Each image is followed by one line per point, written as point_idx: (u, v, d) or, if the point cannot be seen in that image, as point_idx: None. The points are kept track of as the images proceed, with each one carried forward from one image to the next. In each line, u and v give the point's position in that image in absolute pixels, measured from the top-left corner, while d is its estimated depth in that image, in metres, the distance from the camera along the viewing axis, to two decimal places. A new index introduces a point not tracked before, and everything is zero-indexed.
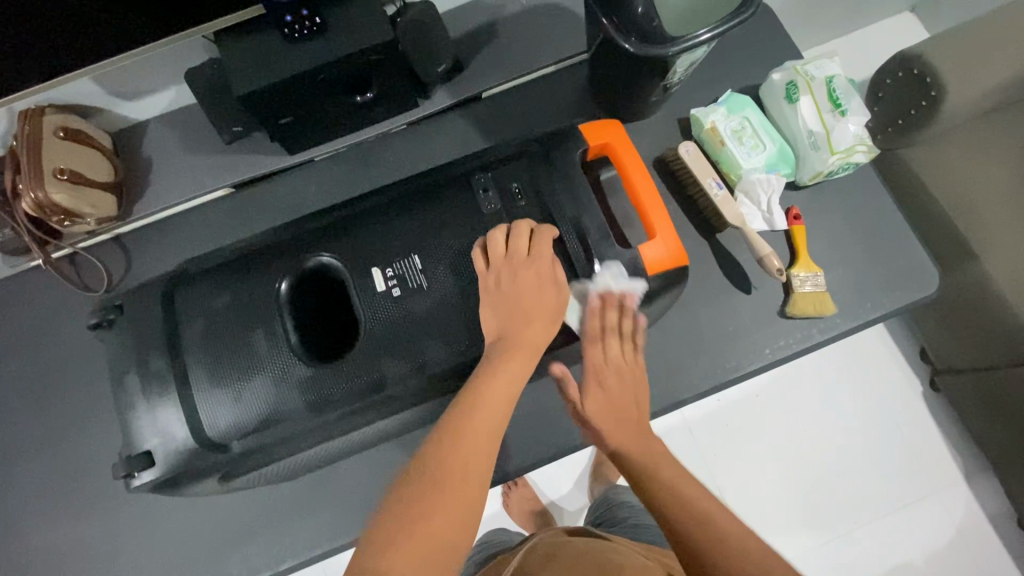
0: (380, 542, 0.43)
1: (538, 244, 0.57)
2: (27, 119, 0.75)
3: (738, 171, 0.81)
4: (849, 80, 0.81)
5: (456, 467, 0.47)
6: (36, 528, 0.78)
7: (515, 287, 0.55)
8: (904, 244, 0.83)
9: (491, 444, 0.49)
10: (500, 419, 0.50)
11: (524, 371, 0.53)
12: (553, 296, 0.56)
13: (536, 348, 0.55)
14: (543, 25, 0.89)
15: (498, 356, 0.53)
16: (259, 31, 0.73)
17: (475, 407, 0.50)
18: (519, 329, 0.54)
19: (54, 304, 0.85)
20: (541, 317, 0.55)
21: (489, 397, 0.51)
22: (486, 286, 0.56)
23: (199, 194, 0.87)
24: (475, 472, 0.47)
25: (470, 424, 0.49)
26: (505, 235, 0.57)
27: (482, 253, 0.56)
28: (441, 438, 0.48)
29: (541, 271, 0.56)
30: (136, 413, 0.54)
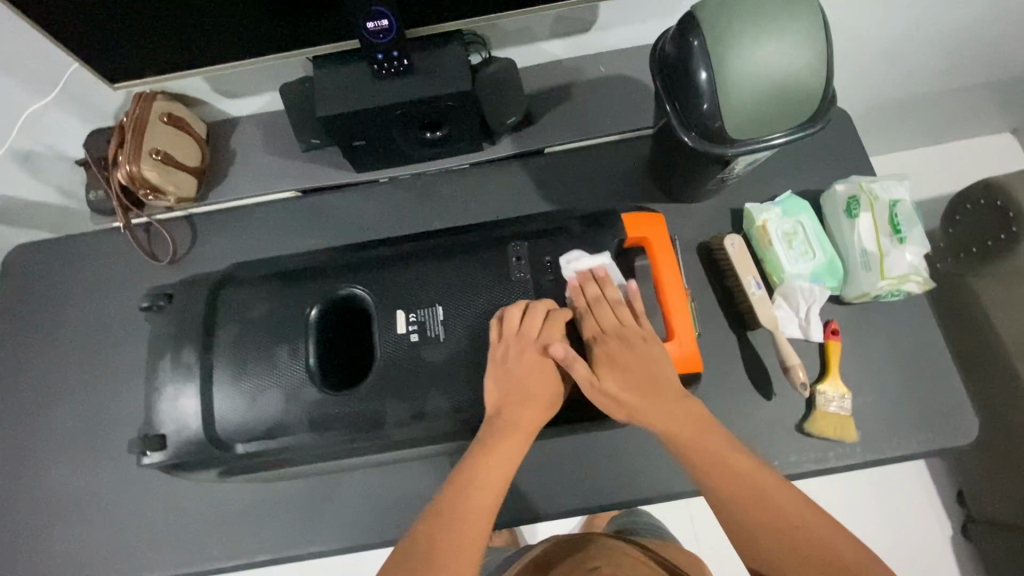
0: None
1: (548, 329, 0.59)
2: (139, 102, 0.85)
3: (780, 274, 0.80)
4: (915, 208, 0.79)
5: (447, 552, 0.49)
6: (57, 464, 0.85)
7: (520, 371, 0.58)
8: (945, 385, 0.79)
9: (480, 530, 0.52)
10: (487, 506, 0.53)
11: (513, 458, 0.56)
12: (553, 384, 0.59)
13: (528, 431, 0.57)
14: (616, 96, 0.93)
15: (493, 437, 0.56)
16: (353, 62, 0.80)
17: (468, 492, 0.53)
18: (514, 410, 0.57)
19: (123, 265, 0.94)
20: (539, 403, 0.58)
21: (480, 480, 0.54)
22: (491, 360, 0.58)
23: (270, 192, 0.94)
24: (464, 554, 0.50)
25: (463, 507, 0.52)
26: (520, 312, 0.60)
27: (498, 323, 0.59)
28: (433, 519, 0.52)
29: (545, 353, 0.59)
30: (158, 396, 0.58)
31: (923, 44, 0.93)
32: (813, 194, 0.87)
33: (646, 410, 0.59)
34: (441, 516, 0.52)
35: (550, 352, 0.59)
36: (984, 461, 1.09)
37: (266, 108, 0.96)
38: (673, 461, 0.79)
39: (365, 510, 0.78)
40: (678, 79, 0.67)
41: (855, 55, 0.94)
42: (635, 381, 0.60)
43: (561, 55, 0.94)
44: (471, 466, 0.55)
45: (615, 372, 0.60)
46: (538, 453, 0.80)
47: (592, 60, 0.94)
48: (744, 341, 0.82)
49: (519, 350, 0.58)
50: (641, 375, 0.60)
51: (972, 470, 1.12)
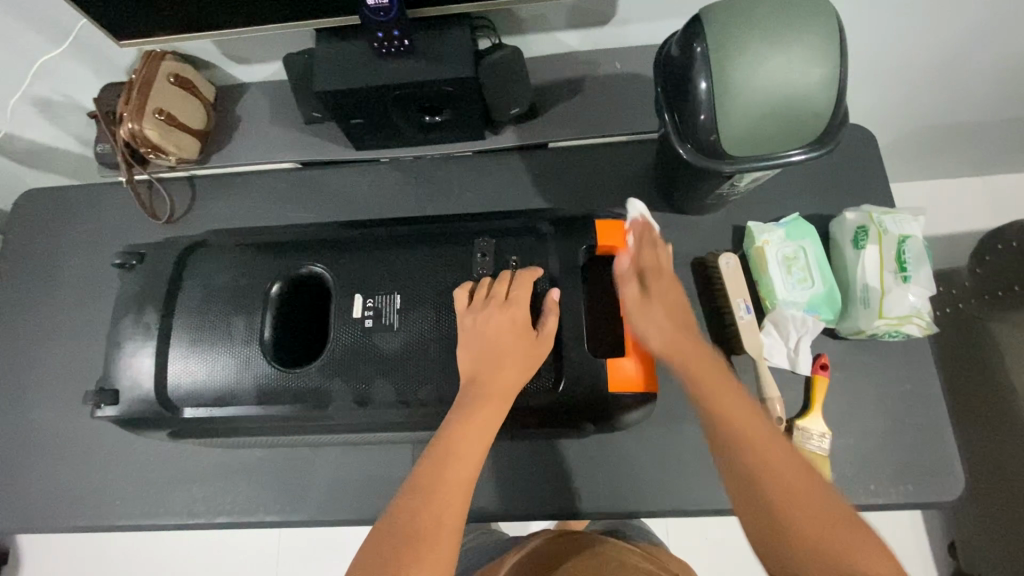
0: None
1: (516, 291, 0.59)
2: (148, 61, 0.86)
3: (773, 300, 0.76)
4: (926, 246, 0.74)
5: (430, 521, 0.48)
6: (40, 403, 0.87)
7: (490, 331, 0.56)
8: (934, 436, 0.74)
9: (461, 501, 0.50)
10: (470, 474, 0.51)
11: (494, 419, 0.54)
12: (528, 343, 0.57)
13: (508, 393, 0.55)
14: (628, 96, 0.89)
15: (471, 403, 0.54)
16: (354, 39, 0.78)
17: (448, 460, 0.51)
18: (489, 372, 0.55)
19: (125, 220, 0.96)
20: (513, 364, 0.56)
21: (460, 450, 0.52)
22: (461, 328, 0.57)
23: (269, 161, 0.94)
24: (448, 524, 0.48)
25: (443, 476, 0.50)
26: (489, 280, 0.60)
27: (465, 293, 0.58)
28: (412, 492, 0.49)
29: (517, 316, 0.57)
30: (118, 352, 0.59)
31: (970, 69, 0.86)
32: (822, 219, 0.83)
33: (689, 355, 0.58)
34: (421, 491, 0.49)
35: (521, 314, 0.58)
36: (980, 515, 1.04)
37: (275, 76, 0.95)
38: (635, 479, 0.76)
39: (323, 489, 0.78)
40: (677, 85, 0.63)
41: (894, 74, 0.88)
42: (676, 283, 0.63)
43: (576, 48, 0.90)
44: (448, 433, 0.53)
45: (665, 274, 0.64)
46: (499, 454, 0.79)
47: (609, 56, 0.90)
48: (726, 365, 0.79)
49: (488, 314, 0.57)
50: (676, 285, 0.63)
51: (969, 523, 1.06)
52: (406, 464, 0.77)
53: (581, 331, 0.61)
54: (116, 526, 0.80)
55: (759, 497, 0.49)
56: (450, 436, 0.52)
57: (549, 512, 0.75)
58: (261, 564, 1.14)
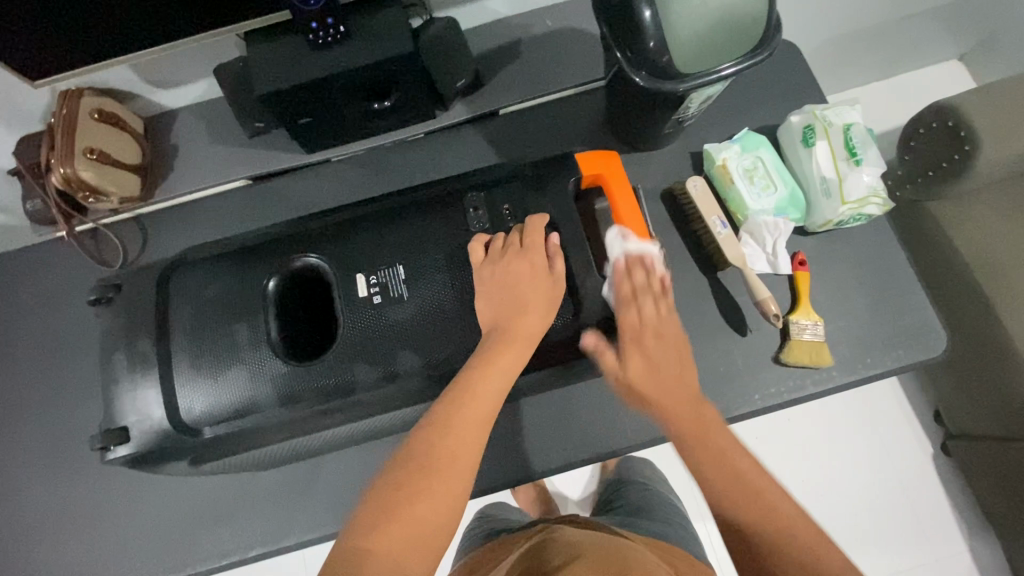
0: (369, 521, 0.45)
1: (530, 237, 0.59)
2: (66, 99, 0.80)
3: (745, 210, 0.80)
4: (868, 130, 0.80)
5: (443, 454, 0.49)
6: (25, 485, 0.81)
7: (509, 280, 0.56)
8: (911, 301, 0.81)
9: (478, 442, 0.50)
10: (489, 412, 0.52)
11: (518, 359, 0.54)
12: (547, 285, 0.57)
13: (531, 339, 0.55)
14: (566, 49, 0.91)
15: (494, 347, 0.54)
16: (286, 36, 0.76)
17: (466, 397, 0.51)
18: (512, 320, 0.55)
19: (73, 276, 0.90)
20: (535, 309, 0.56)
21: (481, 387, 0.52)
22: (479, 281, 0.57)
23: (218, 182, 0.90)
24: (464, 459, 0.49)
25: (462, 413, 0.51)
26: (502, 233, 0.60)
27: (480, 247, 0.58)
28: (429, 427, 0.50)
29: (534, 261, 0.58)
30: (118, 389, 0.56)
31: None
32: (771, 130, 0.87)
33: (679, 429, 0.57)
34: (439, 423, 0.50)
35: (537, 259, 0.58)
36: (959, 376, 1.13)
37: (205, 96, 0.92)
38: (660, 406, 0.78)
39: (354, 494, 0.76)
40: (621, 17, 0.65)
41: None
42: (658, 349, 0.60)
43: (505, 13, 0.91)
44: (472, 373, 0.53)
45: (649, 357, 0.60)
46: (520, 417, 0.79)
47: (539, 15, 0.92)
48: (715, 281, 0.82)
49: (506, 263, 0.57)
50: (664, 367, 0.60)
51: (949, 384, 1.16)
52: None
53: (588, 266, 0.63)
54: None
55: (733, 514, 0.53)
56: (471, 375, 0.53)
57: (583, 457, 0.77)
58: None
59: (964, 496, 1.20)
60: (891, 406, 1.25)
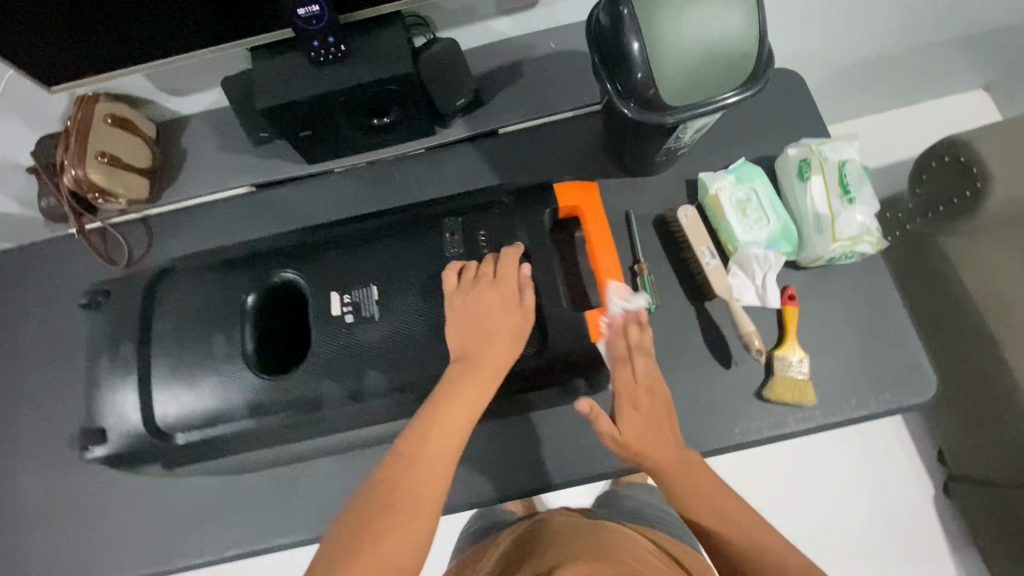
0: (335, 561, 0.46)
1: (503, 268, 0.60)
2: (82, 105, 0.84)
3: (734, 242, 0.80)
4: (864, 167, 0.79)
5: (406, 491, 0.50)
6: (22, 471, 0.84)
7: (480, 310, 0.58)
8: (903, 343, 0.79)
9: (442, 473, 0.52)
10: (454, 445, 0.53)
11: (484, 392, 0.55)
12: (517, 316, 0.58)
13: (498, 369, 0.57)
14: (567, 71, 0.92)
15: (459, 379, 0.55)
16: (289, 52, 0.78)
17: (430, 432, 0.53)
18: (480, 350, 0.56)
19: (83, 272, 0.94)
20: (504, 339, 0.58)
21: (444, 422, 0.53)
22: (451, 309, 0.58)
23: (223, 189, 0.93)
24: (428, 494, 0.51)
25: (425, 448, 0.52)
26: (475, 262, 0.61)
27: (455, 275, 0.59)
28: (393, 464, 0.52)
29: (505, 292, 0.59)
30: (100, 392, 0.59)
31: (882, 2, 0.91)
32: (768, 161, 0.87)
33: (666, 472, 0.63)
34: (403, 461, 0.52)
35: (509, 289, 0.60)
36: (962, 417, 1.10)
37: (215, 104, 0.95)
38: None
39: (330, 501, 0.77)
40: (611, 48, 0.66)
41: (813, 16, 0.92)
42: (648, 412, 0.65)
43: (509, 33, 0.92)
44: (435, 408, 0.54)
45: (638, 418, 0.64)
46: (498, 437, 0.79)
47: (542, 37, 0.93)
48: (702, 311, 0.82)
49: (478, 295, 0.58)
50: (652, 423, 0.65)
51: (952, 425, 1.13)
52: None
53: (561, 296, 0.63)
54: None
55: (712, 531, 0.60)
56: (435, 411, 0.54)
57: (558, 481, 0.77)
58: None
59: (964, 541, 1.17)
60: (891, 444, 1.22)
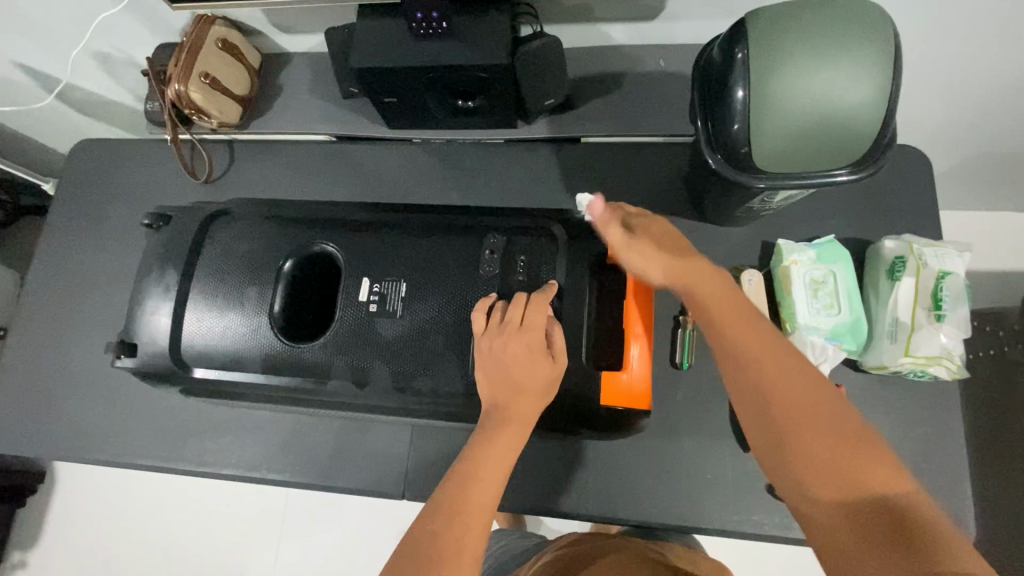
0: None
1: (531, 316, 0.56)
2: (199, 24, 0.88)
3: (794, 322, 0.73)
4: (969, 285, 0.69)
5: (450, 543, 0.46)
6: (75, 341, 0.93)
7: (504, 359, 0.55)
8: (954, 484, 0.71)
9: (481, 524, 0.49)
10: (490, 497, 0.51)
11: (515, 443, 0.54)
12: (546, 369, 0.56)
13: (527, 421, 0.55)
14: (668, 95, 0.86)
15: (490, 428, 0.54)
16: (393, 17, 0.78)
17: (468, 483, 0.51)
18: (510, 399, 0.55)
19: (166, 176, 1.00)
20: (532, 392, 0.55)
21: (479, 473, 0.51)
22: (476, 351, 0.56)
23: (305, 132, 0.96)
24: (470, 543, 0.47)
25: (465, 499, 0.49)
26: (504, 303, 0.58)
27: (483, 314, 0.57)
28: (434, 515, 0.48)
29: (531, 342, 0.56)
30: (140, 307, 0.63)
31: None
32: (859, 245, 0.78)
33: (696, 283, 0.54)
34: (446, 509, 0.49)
35: (536, 339, 0.56)
36: None
37: (318, 48, 0.97)
38: (632, 490, 0.74)
39: (324, 456, 0.80)
40: (713, 89, 0.60)
41: (967, 99, 0.80)
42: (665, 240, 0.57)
43: (619, 42, 0.87)
44: (470, 458, 0.53)
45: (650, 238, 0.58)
46: None
47: (653, 52, 0.87)
48: None
49: (502, 341, 0.55)
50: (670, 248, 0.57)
51: None
52: (405, 443, 0.79)
53: (581, 339, 0.60)
54: (132, 464, 0.85)
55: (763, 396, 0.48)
56: (471, 461, 0.52)
57: (536, 507, 0.75)
58: (270, 516, 1.18)
59: None
60: None
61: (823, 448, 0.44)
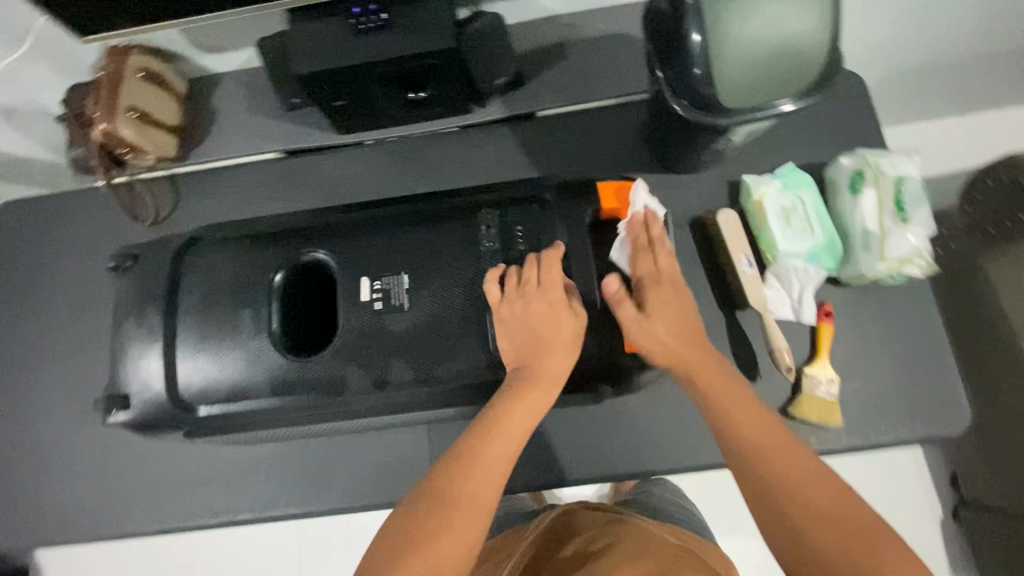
0: (387, 556, 0.45)
1: (547, 274, 0.58)
2: (113, 57, 0.81)
3: (775, 251, 0.76)
4: (923, 186, 0.75)
5: (465, 488, 0.49)
6: (41, 420, 0.85)
7: (529, 318, 0.56)
8: (942, 371, 0.76)
9: (502, 475, 0.50)
10: (512, 450, 0.52)
11: (545, 399, 0.55)
12: (570, 324, 0.57)
13: (557, 379, 0.56)
14: (612, 56, 0.87)
15: (518, 387, 0.55)
16: (327, 17, 0.75)
17: (492, 434, 0.52)
18: (539, 359, 0.55)
19: (108, 226, 0.93)
20: (560, 350, 0.56)
21: (507, 427, 0.52)
22: (498, 320, 0.56)
23: (250, 153, 0.91)
24: (487, 492, 0.49)
25: (488, 449, 0.51)
26: (518, 267, 0.59)
27: (498, 282, 0.57)
28: (453, 464, 0.50)
29: (554, 300, 0.57)
30: (125, 357, 0.59)
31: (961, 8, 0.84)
32: (817, 168, 0.83)
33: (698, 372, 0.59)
34: (463, 458, 0.51)
35: (556, 296, 0.57)
36: None
37: (247, 64, 0.92)
38: (656, 441, 0.76)
39: (344, 477, 0.77)
40: (668, 37, 0.61)
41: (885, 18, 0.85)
42: (677, 324, 0.61)
43: (555, 11, 0.87)
44: (498, 415, 0.53)
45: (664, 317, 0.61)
46: None
47: (590, 18, 0.88)
48: (732, 321, 0.79)
49: (526, 303, 0.56)
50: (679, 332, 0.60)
51: None
52: (424, 445, 0.77)
53: (596, 297, 0.61)
54: (135, 534, 0.79)
55: (761, 486, 0.52)
56: (499, 414, 0.53)
57: (568, 479, 0.75)
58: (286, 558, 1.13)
59: None
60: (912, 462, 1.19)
61: (820, 534, 0.48)
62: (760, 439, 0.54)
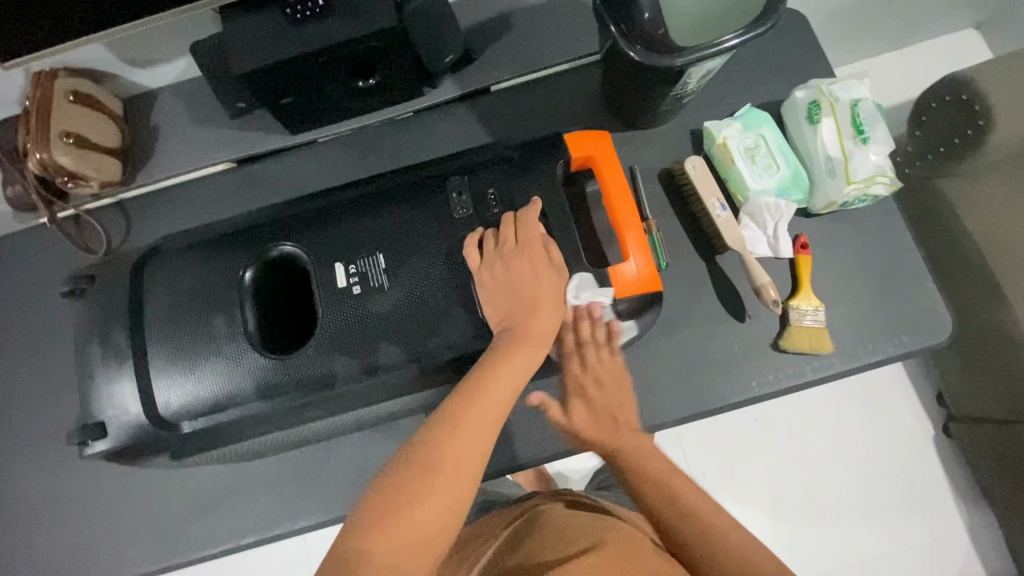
0: (370, 521, 0.43)
1: (525, 232, 0.56)
2: (39, 82, 0.76)
3: (745, 188, 0.76)
4: (876, 106, 0.76)
5: (448, 455, 0.46)
6: (15, 475, 0.80)
7: (511, 276, 0.55)
8: (918, 283, 0.78)
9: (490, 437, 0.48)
10: (499, 412, 0.49)
11: (534, 358, 0.52)
12: (553, 280, 0.55)
13: (544, 338, 0.54)
14: (560, 20, 0.86)
15: (506, 346, 0.52)
16: (263, 11, 0.71)
17: (480, 395, 0.49)
18: (526, 319, 0.54)
19: (59, 263, 0.88)
20: (546, 307, 0.54)
21: (494, 386, 0.50)
22: (481, 284, 0.55)
23: (200, 166, 0.87)
24: (471, 457, 0.47)
25: (474, 409, 0.48)
26: (494, 230, 0.58)
27: (476, 245, 0.56)
28: (437, 426, 0.48)
29: (534, 257, 0.55)
30: (95, 384, 0.56)
31: None
32: (774, 106, 0.84)
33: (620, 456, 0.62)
34: (449, 418, 0.48)
35: (537, 254, 0.56)
36: None
37: (184, 75, 0.88)
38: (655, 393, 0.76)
39: (345, 480, 0.75)
40: None
41: None
42: (597, 414, 0.63)
43: None
44: (486, 374, 0.51)
45: (587, 414, 0.63)
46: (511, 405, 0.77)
47: None
48: (713, 265, 0.79)
49: (507, 264, 0.54)
50: (603, 414, 0.63)
51: None
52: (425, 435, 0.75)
53: (578, 252, 0.61)
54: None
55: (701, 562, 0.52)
56: (487, 373, 0.50)
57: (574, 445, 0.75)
58: None
59: None
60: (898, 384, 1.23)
61: None
62: (713, 520, 0.54)
